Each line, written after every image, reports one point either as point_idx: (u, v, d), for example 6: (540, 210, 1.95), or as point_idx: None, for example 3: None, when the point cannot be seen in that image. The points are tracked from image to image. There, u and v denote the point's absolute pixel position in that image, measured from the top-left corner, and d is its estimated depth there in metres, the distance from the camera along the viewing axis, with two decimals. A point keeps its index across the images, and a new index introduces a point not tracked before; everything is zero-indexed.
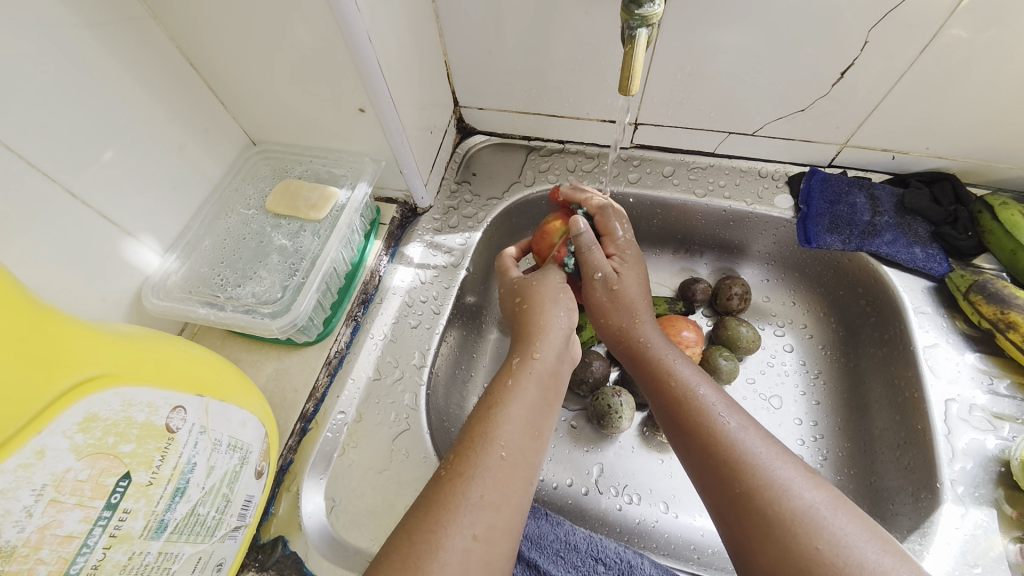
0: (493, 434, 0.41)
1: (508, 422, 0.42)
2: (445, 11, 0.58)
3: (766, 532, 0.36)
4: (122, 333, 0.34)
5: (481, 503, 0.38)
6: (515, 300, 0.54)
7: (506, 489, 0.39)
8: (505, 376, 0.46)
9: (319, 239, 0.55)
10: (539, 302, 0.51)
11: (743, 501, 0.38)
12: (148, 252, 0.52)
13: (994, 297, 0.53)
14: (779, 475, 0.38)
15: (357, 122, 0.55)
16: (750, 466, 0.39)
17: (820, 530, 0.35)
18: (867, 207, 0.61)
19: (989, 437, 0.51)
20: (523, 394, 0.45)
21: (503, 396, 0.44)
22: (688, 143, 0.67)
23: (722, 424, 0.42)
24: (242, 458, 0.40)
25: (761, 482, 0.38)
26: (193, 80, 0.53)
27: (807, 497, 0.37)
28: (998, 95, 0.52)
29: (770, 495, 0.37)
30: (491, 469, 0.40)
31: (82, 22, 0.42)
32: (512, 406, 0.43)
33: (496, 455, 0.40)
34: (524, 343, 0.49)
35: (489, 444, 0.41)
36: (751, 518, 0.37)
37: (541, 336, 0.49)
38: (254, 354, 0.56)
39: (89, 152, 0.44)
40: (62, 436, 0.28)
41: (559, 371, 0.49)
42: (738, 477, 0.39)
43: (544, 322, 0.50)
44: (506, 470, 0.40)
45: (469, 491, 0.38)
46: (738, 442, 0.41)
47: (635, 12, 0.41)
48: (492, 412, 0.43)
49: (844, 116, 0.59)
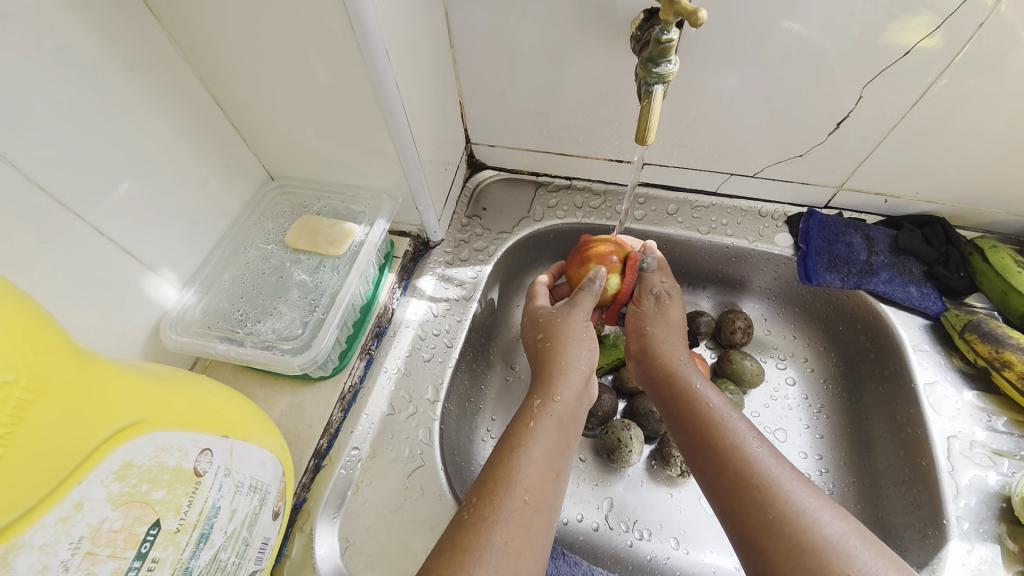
0: (516, 477, 0.42)
1: (529, 466, 0.43)
2: (463, 55, 0.60)
3: (798, 560, 0.37)
4: (155, 376, 0.35)
5: (505, 551, 0.38)
6: (538, 336, 0.56)
7: (528, 535, 0.40)
8: (526, 416, 0.48)
9: (338, 274, 0.56)
10: (562, 341, 0.54)
11: (774, 526, 0.39)
12: (167, 286, 0.52)
13: (988, 337, 0.56)
14: (807, 503, 0.40)
15: (377, 161, 0.56)
16: (778, 492, 0.40)
17: (851, 559, 0.36)
18: (863, 247, 0.64)
19: (990, 473, 0.53)
20: (543, 436, 0.46)
21: (525, 438, 0.45)
22: (692, 183, 0.70)
23: (751, 449, 0.44)
24: (262, 499, 0.40)
25: (792, 508, 0.39)
26: (217, 117, 0.54)
27: (835, 526, 0.38)
28: (981, 145, 0.56)
29: (800, 523, 0.38)
30: (514, 514, 0.40)
31: (116, 66, 0.43)
32: (532, 449, 0.44)
33: (519, 499, 0.41)
34: (546, 384, 0.50)
35: (513, 486, 0.41)
36: (783, 543, 0.38)
37: (563, 376, 0.51)
38: (267, 389, 0.56)
39: (115, 187, 0.45)
40: (100, 486, 0.28)
41: (578, 414, 0.50)
42: (768, 503, 0.40)
43: (567, 362, 0.52)
44: (529, 515, 0.41)
45: (493, 537, 0.38)
46: (768, 467, 0.42)
47: (653, 71, 0.44)
48: (514, 455, 0.44)
49: (839, 161, 0.62)
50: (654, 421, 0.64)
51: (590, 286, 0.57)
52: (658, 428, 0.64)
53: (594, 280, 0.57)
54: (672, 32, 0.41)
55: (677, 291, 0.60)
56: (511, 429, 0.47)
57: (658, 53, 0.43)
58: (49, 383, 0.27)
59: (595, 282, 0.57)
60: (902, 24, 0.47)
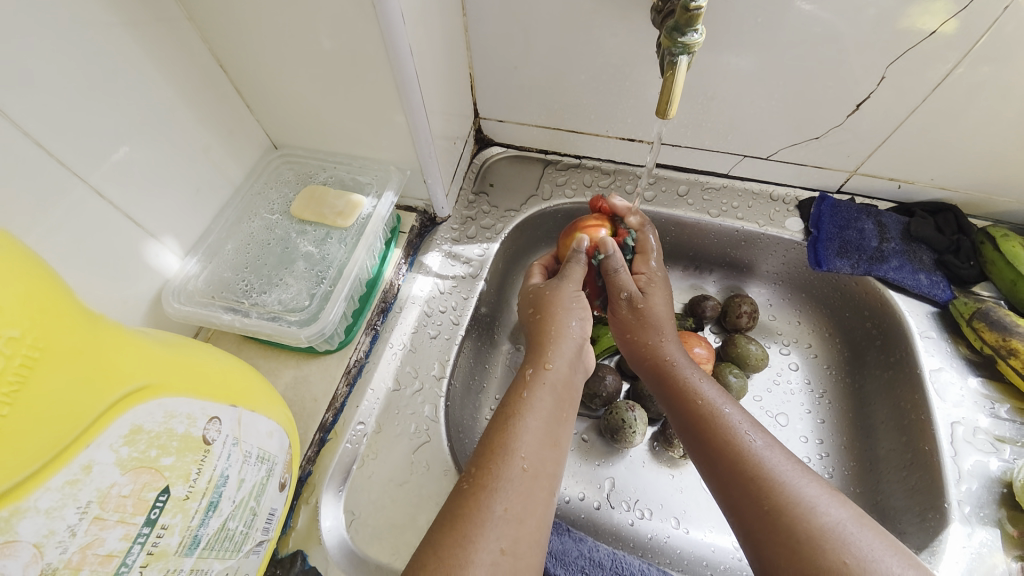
0: (513, 445, 0.42)
1: (526, 434, 0.43)
2: (475, 24, 0.58)
3: (795, 548, 0.37)
4: (162, 343, 0.34)
5: (505, 517, 0.38)
6: (529, 311, 0.56)
7: (528, 502, 0.40)
8: (519, 387, 0.47)
9: (345, 247, 0.55)
10: (552, 311, 0.53)
11: (772, 516, 0.39)
12: (169, 255, 0.50)
13: (997, 325, 0.56)
14: (805, 491, 0.40)
15: (386, 131, 0.55)
16: (775, 481, 0.41)
17: (848, 546, 0.36)
18: (875, 234, 0.64)
19: (992, 459, 0.54)
20: (539, 406, 0.45)
21: (520, 408, 0.45)
22: (704, 164, 0.69)
23: (747, 442, 0.44)
24: (269, 470, 0.40)
25: (790, 496, 0.39)
26: (220, 81, 0.52)
27: (832, 513, 0.38)
28: (1001, 132, 0.55)
29: (797, 512, 0.38)
30: (514, 481, 0.40)
31: (117, 21, 0.41)
32: (528, 417, 0.44)
33: (518, 467, 0.41)
34: (539, 353, 0.50)
35: (511, 456, 0.41)
36: (779, 532, 0.38)
37: (554, 345, 0.50)
38: (271, 362, 0.55)
39: (116, 150, 0.43)
40: (108, 450, 0.28)
41: (572, 381, 0.50)
42: (765, 493, 0.40)
43: (557, 331, 0.51)
44: (528, 482, 0.40)
45: (495, 505, 0.38)
46: (765, 459, 0.42)
47: (679, 40, 0.42)
48: (510, 423, 0.43)
49: (856, 145, 0.61)
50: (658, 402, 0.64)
51: (577, 257, 0.56)
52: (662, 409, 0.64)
53: (578, 251, 0.56)
54: (702, 0, 0.39)
55: (656, 281, 0.57)
56: (508, 401, 0.46)
57: (686, 21, 0.41)
58: (60, 343, 0.26)
59: (580, 253, 0.56)
60: (924, 8, 0.46)
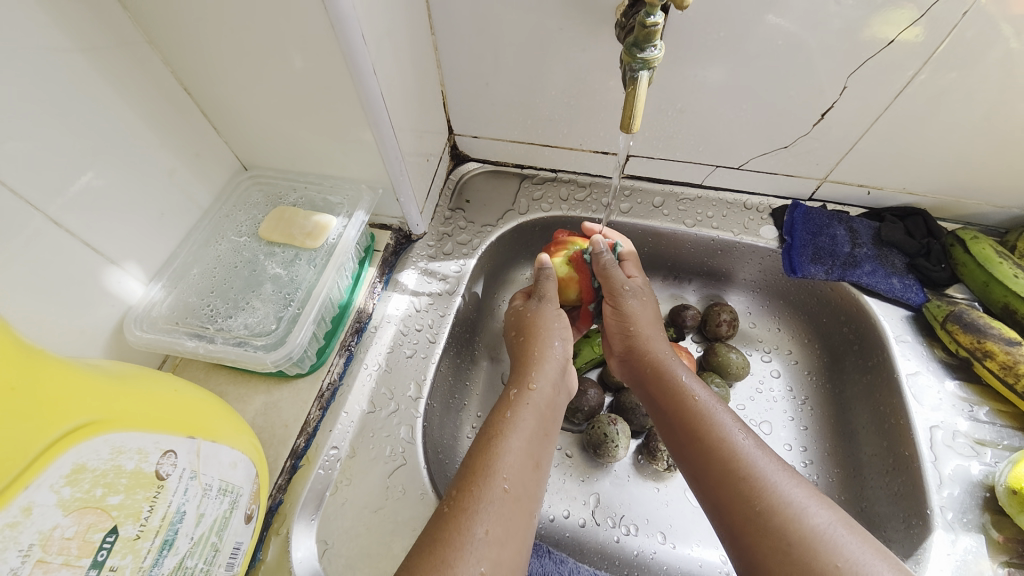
0: (496, 467, 0.41)
1: (509, 454, 0.42)
2: (444, 41, 0.59)
3: (786, 551, 0.36)
4: (113, 375, 0.34)
5: (487, 540, 0.37)
6: (511, 335, 0.56)
7: (510, 525, 0.39)
8: (502, 407, 0.47)
9: (314, 268, 0.54)
10: (535, 333, 0.53)
11: (762, 518, 0.38)
12: (131, 281, 0.49)
13: (970, 327, 0.56)
14: (795, 493, 0.39)
15: (355, 151, 0.55)
16: (766, 483, 0.40)
17: (839, 549, 0.36)
18: (847, 239, 0.64)
19: (973, 463, 0.53)
20: (523, 425, 0.45)
21: (503, 428, 0.44)
22: (677, 175, 0.69)
23: (738, 442, 0.43)
24: (233, 503, 0.38)
25: (780, 499, 0.39)
26: (186, 104, 0.51)
27: (822, 516, 0.38)
28: (963, 137, 0.56)
29: (788, 515, 0.38)
30: (494, 503, 0.39)
31: (74, 46, 0.40)
32: (512, 437, 0.44)
33: (498, 489, 0.40)
34: (522, 374, 0.50)
35: (492, 476, 0.40)
36: (770, 535, 0.37)
37: (537, 365, 0.50)
38: (241, 388, 0.54)
39: (71, 176, 0.42)
40: (49, 491, 0.27)
41: (557, 401, 0.50)
42: (754, 495, 0.40)
43: (540, 354, 0.51)
44: (509, 505, 0.39)
45: (475, 528, 0.37)
46: (755, 459, 0.42)
47: (638, 56, 0.43)
48: (493, 444, 0.43)
49: (823, 153, 0.62)
50: (640, 415, 0.63)
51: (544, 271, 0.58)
52: (644, 422, 0.63)
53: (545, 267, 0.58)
54: (658, 16, 0.40)
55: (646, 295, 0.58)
56: (491, 419, 0.46)
57: (644, 38, 0.42)
58: None
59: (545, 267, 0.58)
60: (883, 18, 0.47)
